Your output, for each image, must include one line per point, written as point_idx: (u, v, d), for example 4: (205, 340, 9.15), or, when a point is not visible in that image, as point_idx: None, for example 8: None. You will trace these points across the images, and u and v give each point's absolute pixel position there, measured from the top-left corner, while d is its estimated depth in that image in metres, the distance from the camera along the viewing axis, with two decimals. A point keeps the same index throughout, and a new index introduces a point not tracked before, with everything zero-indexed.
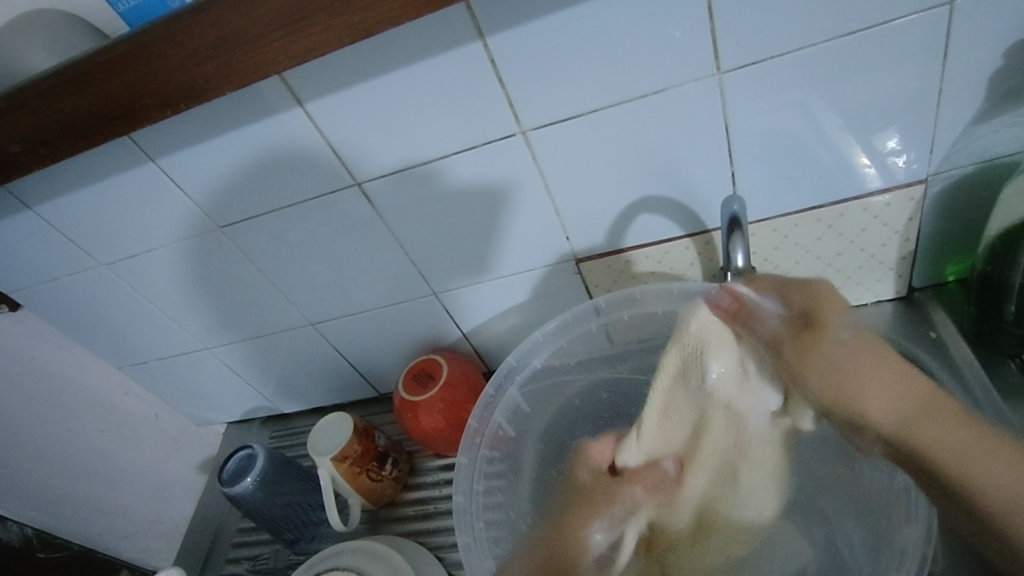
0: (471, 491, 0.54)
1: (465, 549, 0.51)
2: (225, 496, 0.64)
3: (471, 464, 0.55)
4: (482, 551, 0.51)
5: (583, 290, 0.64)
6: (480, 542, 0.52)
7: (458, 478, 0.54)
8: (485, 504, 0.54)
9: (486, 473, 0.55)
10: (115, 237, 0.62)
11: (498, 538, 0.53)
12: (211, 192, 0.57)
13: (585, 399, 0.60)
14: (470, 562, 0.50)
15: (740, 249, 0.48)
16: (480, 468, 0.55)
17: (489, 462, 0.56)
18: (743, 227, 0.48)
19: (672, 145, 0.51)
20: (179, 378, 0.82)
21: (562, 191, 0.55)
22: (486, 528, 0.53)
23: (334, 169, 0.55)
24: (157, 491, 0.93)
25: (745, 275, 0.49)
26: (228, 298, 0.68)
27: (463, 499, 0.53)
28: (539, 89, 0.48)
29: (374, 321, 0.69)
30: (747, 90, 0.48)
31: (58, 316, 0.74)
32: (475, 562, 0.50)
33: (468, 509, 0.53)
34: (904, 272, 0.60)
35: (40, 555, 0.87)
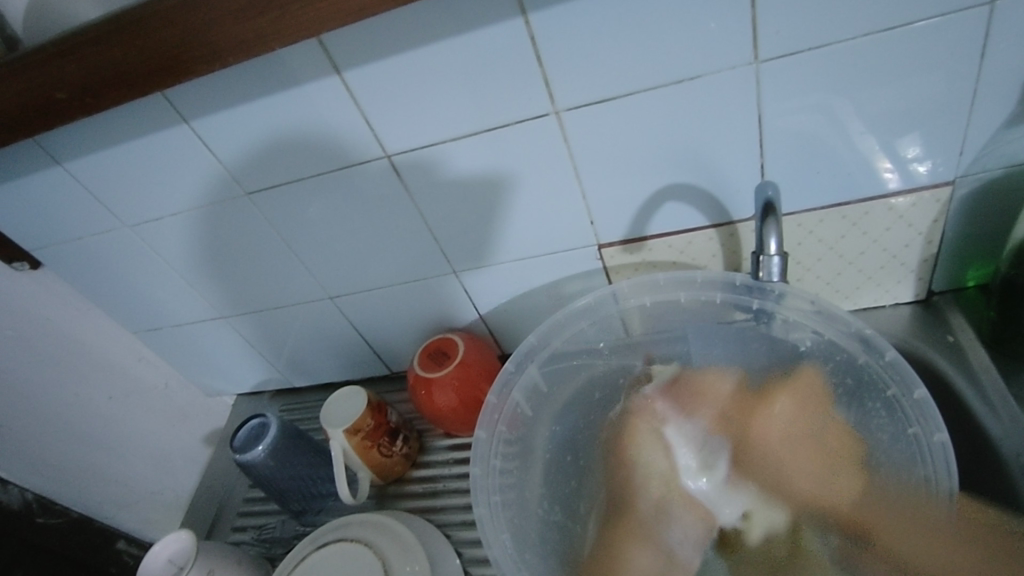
0: (487, 467, 0.55)
1: (479, 520, 0.52)
2: (237, 462, 0.64)
3: (487, 439, 0.56)
4: (499, 526, 0.52)
5: (602, 277, 0.64)
6: (496, 516, 0.53)
7: (474, 455, 0.55)
8: (501, 483, 0.55)
9: (502, 450, 0.56)
10: (141, 199, 0.63)
11: (512, 514, 0.54)
12: (240, 157, 0.57)
13: (604, 390, 0.59)
14: (485, 536, 0.51)
15: (774, 235, 0.48)
16: (496, 446, 0.56)
17: (506, 442, 0.57)
18: (776, 213, 0.48)
19: (704, 133, 0.51)
20: (192, 346, 0.82)
21: (589, 175, 0.55)
22: (503, 505, 0.54)
23: (365, 141, 0.55)
24: (161, 459, 0.94)
25: (776, 258, 0.50)
26: (248, 268, 0.69)
27: (480, 473, 0.54)
28: (575, 70, 0.49)
29: (392, 298, 0.70)
30: (782, 81, 0.48)
31: (78, 277, 0.74)
32: (489, 534, 0.51)
33: (484, 484, 0.54)
34: (925, 274, 0.60)
35: (41, 520, 0.93)
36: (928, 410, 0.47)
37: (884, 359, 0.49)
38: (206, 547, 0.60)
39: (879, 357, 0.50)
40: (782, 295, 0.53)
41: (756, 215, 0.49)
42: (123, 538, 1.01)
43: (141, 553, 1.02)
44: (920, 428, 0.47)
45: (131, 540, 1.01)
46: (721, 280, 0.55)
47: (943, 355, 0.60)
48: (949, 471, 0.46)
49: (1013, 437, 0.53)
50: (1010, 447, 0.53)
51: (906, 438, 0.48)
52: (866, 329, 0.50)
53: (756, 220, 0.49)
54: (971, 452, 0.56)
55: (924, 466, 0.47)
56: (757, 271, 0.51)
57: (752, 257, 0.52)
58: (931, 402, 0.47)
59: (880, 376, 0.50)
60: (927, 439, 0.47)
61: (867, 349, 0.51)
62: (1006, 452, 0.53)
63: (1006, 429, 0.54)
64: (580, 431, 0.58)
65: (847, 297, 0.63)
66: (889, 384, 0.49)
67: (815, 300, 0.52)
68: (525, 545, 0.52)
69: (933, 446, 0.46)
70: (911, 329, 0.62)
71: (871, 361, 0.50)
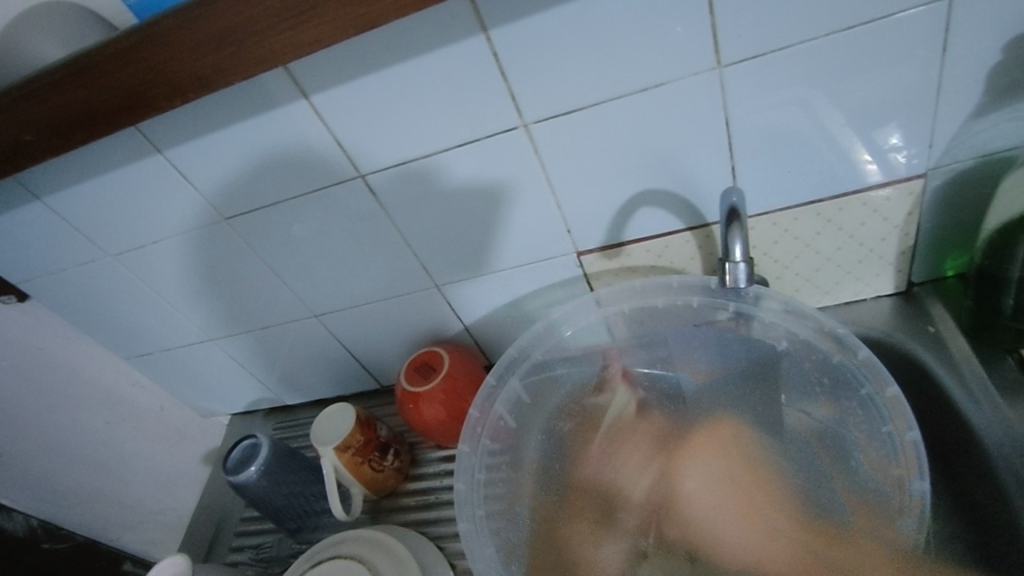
0: (471, 481, 0.56)
1: (465, 538, 0.53)
2: (229, 485, 0.65)
3: (470, 452, 0.57)
4: (483, 540, 0.53)
5: (584, 283, 0.64)
6: (480, 531, 0.54)
7: (458, 469, 0.56)
8: (487, 495, 0.56)
9: (487, 462, 0.57)
10: (122, 229, 0.63)
11: (499, 527, 0.54)
12: (216, 184, 0.58)
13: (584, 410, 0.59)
14: (470, 551, 0.52)
15: (739, 240, 0.48)
16: (481, 458, 0.57)
17: (491, 453, 0.57)
18: (742, 219, 0.48)
19: (672, 138, 0.52)
20: (184, 369, 0.82)
21: (562, 184, 0.56)
22: (488, 518, 0.54)
23: (339, 162, 0.55)
24: (160, 481, 0.95)
25: (742, 264, 0.50)
26: (232, 290, 0.69)
27: (464, 488, 0.55)
28: (540, 83, 0.49)
29: (376, 313, 0.70)
30: (747, 85, 0.49)
31: (66, 307, 0.75)
32: (474, 551, 0.52)
33: (468, 497, 0.55)
34: (904, 266, 0.60)
35: (46, 545, 0.95)
36: (900, 407, 0.48)
37: (857, 358, 0.50)
38: (200, 571, 0.61)
39: (853, 356, 0.51)
40: (758, 296, 0.55)
41: (721, 221, 0.49)
42: (129, 560, 1.02)
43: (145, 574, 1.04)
44: (893, 426, 0.48)
45: (137, 561, 1.02)
46: (699, 283, 0.57)
47: (924, 345, 0.60)
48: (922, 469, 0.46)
49: (996, 429, 0.53)
50: (993, 437, 0.53)
51: (882, 436, 0.49)
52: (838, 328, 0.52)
53: (722, 226, 0.49)
54: (954, 445, 0.56)
55: (898, 466, 0.48)
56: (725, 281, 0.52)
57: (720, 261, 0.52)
58: (903, 399, 0.48)
59: (855, 375, 0.51)
60: (899, 437, 0.48)
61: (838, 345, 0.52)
62: (987, 443, 0.53)
63: (987, 419, 0.54)
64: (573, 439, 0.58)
65: (828, 292, 0.63)
66: (863, 382, 0.50)
67: (789, 301, 0.54)
68: (514, 559, 0.53)
69: (904, 444, 0.47)
70: (892, 321, 0.62)
71: (846, 360, 0.51)
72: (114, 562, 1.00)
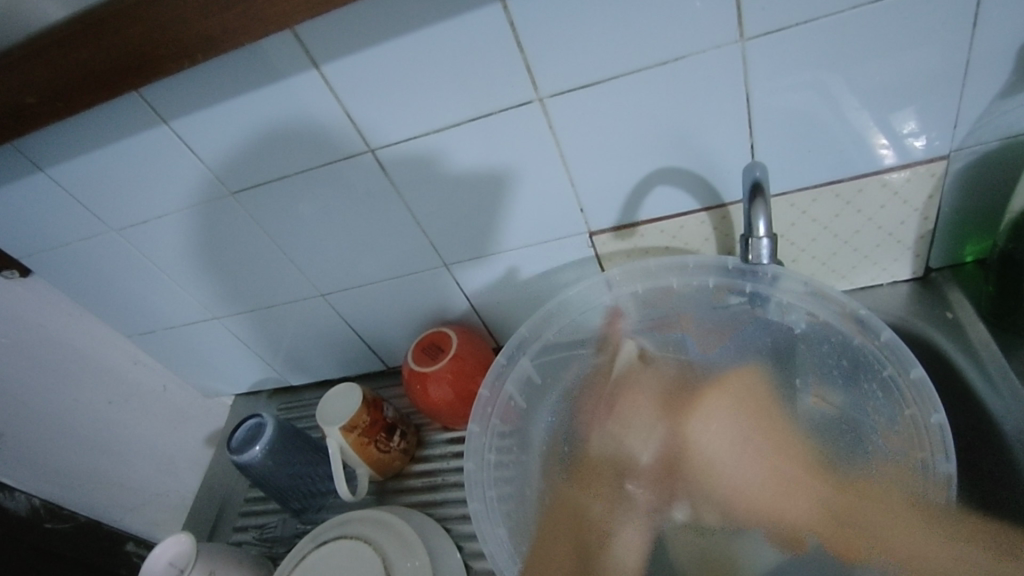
0: (482, 462, 0.55)
1: (474, 517, 0.53)
2: (234, 464, 0.64)
3: (481, 432, 0.56)
4: (494, 521, 0.53)
5: (595, 264, 0.63)
6: (491, 511, 0.53)
7: (469, 447, 0.55)
8: (497, 476, 0.56)
9: (496, 443, 0.57)
10: (125, 202, 0.62)
11: (508, 510, 0.54)
12: (223, 157, 0.57)
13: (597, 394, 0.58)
14: (481, 531, 0.52)
15: (763, 217, 0.47)
16: (491, 439, 0.56)
17: (500, 434, 0.57)
18: (765, 193, 0.47)
19: (691, 114, 0.50)
20: (188, 348, 0.82)
21: (576, 161, 0.54)
22: (498, 499, 0.54)
23: (348, 135, 0.54)
24: (163, 460, 0.94)
25: (766, 240, 0.49)
26: (238, 267, 0.68)
27: (475, 468, 0.55)
28: (557, 54, 0.47)
29: (383, 293, 0.69)
30: (769, 59, 0.47)
31: (69, 282, 0.74)
32: (484, 530, 0.52)
33: (479, 478, 0.55)
34: (922, 251, 0.59)
35: (47, 525, 0.93)
36: (924, 391, 0.47)
37: (880, 339, 0.49)
38: (204, 549, 0.60)
39: (875, 337, 0.50)
40: (776, 278, 0.53)
41: (744, 196, 0.48)
42: (132, 540, 1.01)
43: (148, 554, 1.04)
44: (917, 409, 0.47)
45: (139, 542, 1.01)
46: (714, 263, 0.56)
47: (942, 331, 0.59)
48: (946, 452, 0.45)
49: (1014, 415, 0.53)
50: (1012, 425, 0.53)
51: (903, 418, 0.48)
52: (861, 309, 0.50)
53: (744, 202, 0.48)
54: (971, 430, 0.56)
55: (919, 450, 0.47)
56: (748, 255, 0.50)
57: (742, 239, 0.51)
58: (927, 382, 0.47)
59: (874, 356, 0.50)
60: (922, 421, 0.47)
61: (861, 328, 0.51)
62: (1008, 430, 0.53)
63: (1010, 409, 0.53)
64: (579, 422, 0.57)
65: (843, 277, 0.62)
66: (885, 364, 0.49)
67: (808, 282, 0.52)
68: (523, 539, 0.53)
69: (928, 429, 0.46)
70: (909, 307, 0.61)
71: (866, 341, 0.50)
72: (116, 542, 0.99)
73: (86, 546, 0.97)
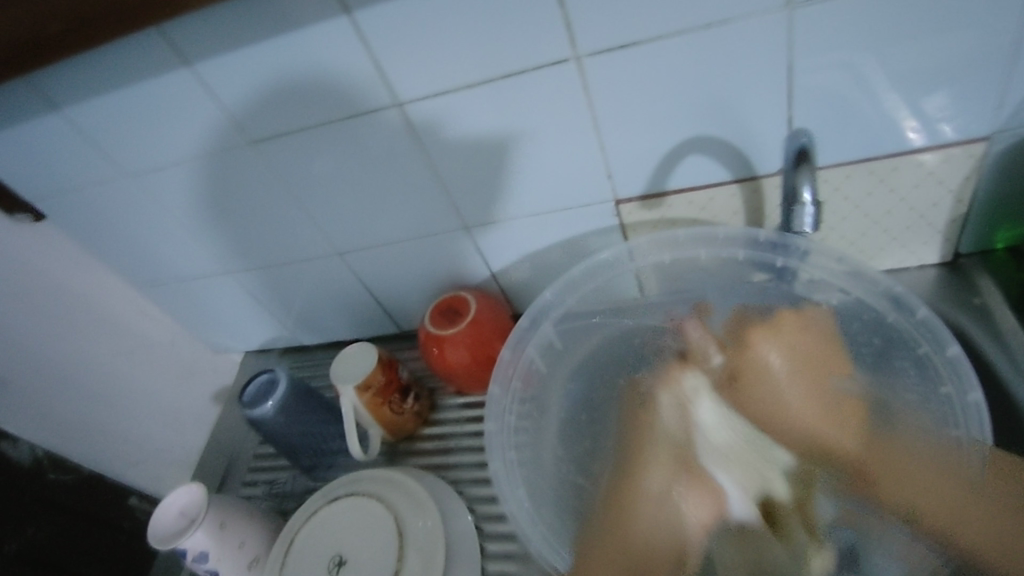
0: (503, 424, 0.55)
1: (496, 477, 0.52)
2: (247, 418, 0.64)
3: (502, 395, 0.56)
4: (514, 482, 0.53)
5: (620, 234, 0.62)
6: (511, 473, 0.53)
7: (490, 408, 0.55)
8: (517, 439, 0.55)
9: (517, 406, 0.56)
10: (143, 148, 0.61)
11: (527, 473, 0.54)
12: (246, 105, 0.55)
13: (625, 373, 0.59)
14: (501, 491, 0.51)
15: (807, 182, 0.45)
16: (512, 401, 0.56)
17: (521, 398, 0.57)
18: (811, 159, 0.46)
19: (732, 81, 0.49)
20: (199, 302, 0.81)
21: (609, 126, 0.53)
22: (518, 462, 0.54)
23: (376, 87, 0.53)
24: (171, 414, 0.94)
25: (812, 208, 0.46)
26: (255, 221, 0.67)
27: (495, 428, 0.55)
28: (599, 10, 0.46)
29: (402, 254, 0.68)
30: (818, 26, 0.45)
31: (82, 228, 0.73)
32: (506, 491, 0.52)
33: (500, 440, 0.54)
34: (952, 234, 0.58)
35: (51, 476, 0.91)
36: (960, 369, 0.47)
37: (915, 317, 0.49)
38: (216, 500, 0.60)
39: (910, 315, 0.50)
40: (806, 252, 0.53)
41: (789, 163, 0.46)
42: (135, 495, 1.00)
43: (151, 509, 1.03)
44: (952, 387, 0.47)
45: (142, 497, 1.01)
46: (742, 237, 0.55)
47: (972, 318, 0.59)
48: (983, 431, 0.45)
49: None
50: None
51: (937, 397, 0.48)
52: (895, 287, 0.50)
53: (789, 169, 0.47)
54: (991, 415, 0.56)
55: (955, 429, 0.47)
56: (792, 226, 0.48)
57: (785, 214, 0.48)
58: (964, 360, 0.46)
59: (910, 334, 0.50)
60: (960, 398, 0.47)
61: (896, 307, 0.51)
62: None
63: None
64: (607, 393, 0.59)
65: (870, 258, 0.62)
66: (920, 342, 0.49)
67: (842, 257, 0.52)
68: (542, 501, 0.53)
69: (967, 405, 0.46)
70: (935, 291, 0.60)
71: (900, 319, 0.50)
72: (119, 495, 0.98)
73: (87, 499, 0.95)
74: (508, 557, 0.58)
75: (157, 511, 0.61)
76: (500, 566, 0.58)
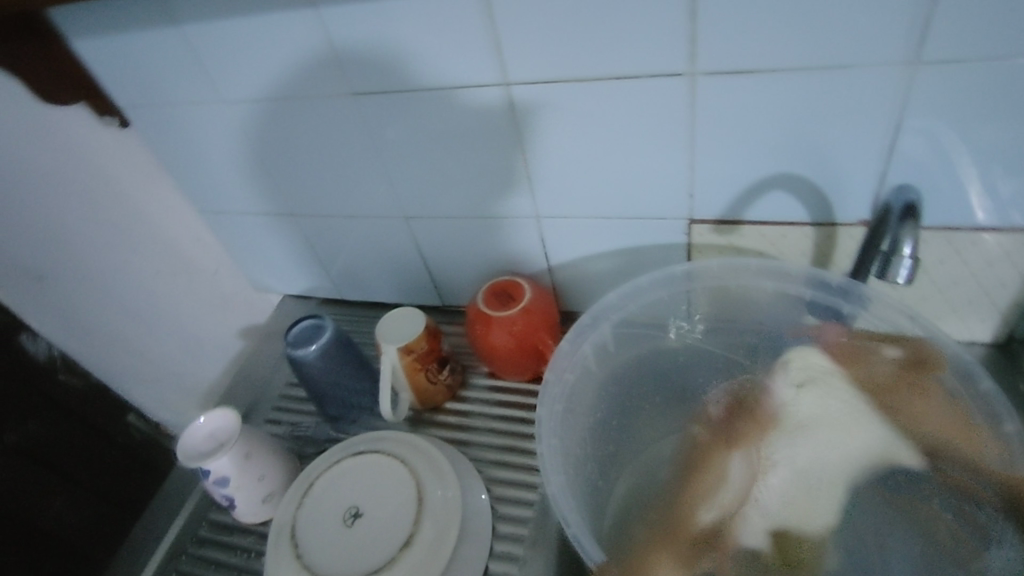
0: (552, 410, 0.57)
1: (541, 456, 0.53)
2: (288, 357, 0.66)
3: (555, 381, 0.58)
4: (556, 466, 0.53)
5: (684, 252, 0.64)
6: (554, 457, 0.54)
7: (544, 391, 0.57)
8: (562, 426, 0.57)
9: (566, 396, 0.58)
10: (240, 79, 0.62)
11: (568, 462, 0.55)
12: (354, 57, 0.56)
13: (659, 394, 0.63)
14: (545, 471, 0.52)
15: (910, 237, 0.45)
16: (562, 390, 0.58)
17: (571, 389, 0.59)
18: (915, 220, 0.46)
19: (836, 127, 0.50)
20: (252, 238, 0.82)
21: (703, 147, 0.54)
22: (561, 450, 0.55)
23: (487, 64, 0.53)
24: (199, 340, 0.97)
25: (909, 262, 0.44)
26: (331, 170, 0.68)
27: (545, 412, 0.56)
28: (725, 33, 0.46)
29: (465, 230, 0.69)
30: (936, 91, 0.46)
31: (159, 144, 0.74)
32: (550, 472, 0.52)
33: (547, 424, 0.56)
34: (1011, 317, 0.59)
35: (62, 377, 0.98)
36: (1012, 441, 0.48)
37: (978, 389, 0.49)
38: (246, 430, 0.62)
39: (974, 386, 0.50)
40: (867, 301, 0.54)
41: (892, 218, 0.47)
42: (133, 412, 1.09)
43: (145, 428, 1.11)
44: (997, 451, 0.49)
45: (139, 416, 1.09)
46: (810, 277, 0.57)
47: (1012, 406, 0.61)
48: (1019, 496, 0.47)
49: None
50: None
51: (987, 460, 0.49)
52: (965, 357, 0.50)
53: (890, 225, 0.47)
54: None
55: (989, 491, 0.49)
56: (883, 278, 0.45)
57: (876, 269, 0.47)
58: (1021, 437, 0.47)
59: (967, 401, 0.50)
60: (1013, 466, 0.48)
61: (961, 376, 0.51)
62: None
63: None
64: (644, 404, 0.62)
65: None
66: (976, 411, 0.50)
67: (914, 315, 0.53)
68: (577, 492, 0.54)
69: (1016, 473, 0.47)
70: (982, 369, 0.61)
71: (961, 387, 0.51)
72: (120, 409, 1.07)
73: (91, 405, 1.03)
74: (518, 540, 0.59)
75: (187, 432, 0.62)
76: (507, 548, 0.59)
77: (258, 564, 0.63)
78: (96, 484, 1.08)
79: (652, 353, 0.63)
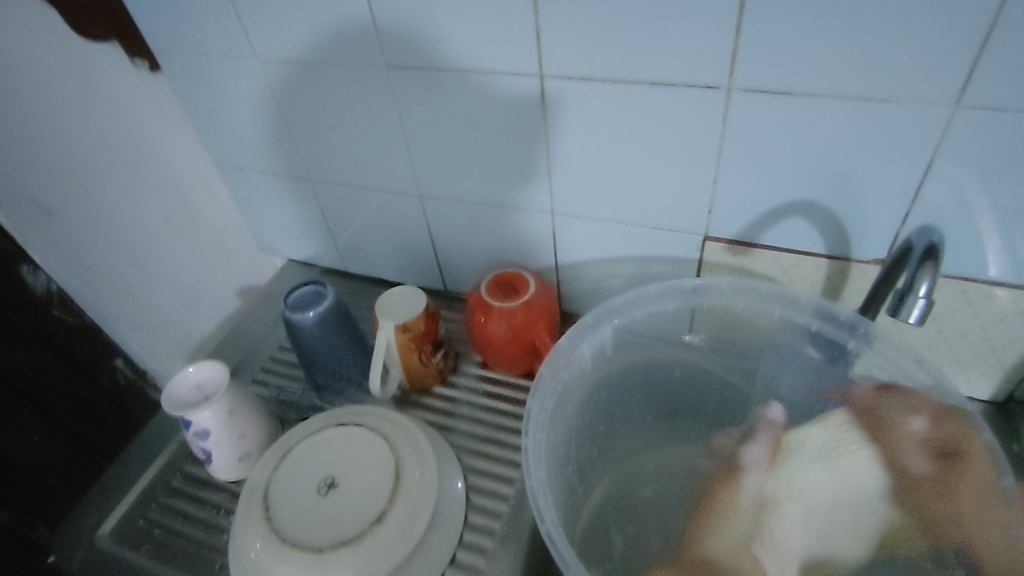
0: (542, 406, 0.55)
1: (525, 448, 0.52)
2: (284, 319, 0.65)
3: (549, 377, 0.57)
4: (539, 462, 0.52)
5: (693, 268, 0.63)
6: (538, 453, 0.53)
7: (537, 387, 0.56)
8: (550, 423, 0.56)
9: (558, 394, 0.57)
10: (276, 37, 0.61)
11: (550, 462, 0.54)
12: (394, 28, 0.56)
13: (647, 398, 0.64)
14: (527, 466, 0.51)
15: (928, 276, 0.43)
16: (555, 388, 0.57)
17: (563, 389, 0.58)
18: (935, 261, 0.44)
19: (867, 160, 0.49)
20: (266, 199, 0.82)
21: (729, 164, 0.54)
22: (546, 447, 0.54)
23: (526, 52, 0.53)
24: (198, 293, 0.96)
25: (923, 303, 0.43)
26: (353, 139, 0.68)
27: (536, 406, 0.55)
28: (769, 51, 0.46)
29: (478, 217, 0.69)
30: (973, 137, 0.45)
31: (185, 92, 0.74)
32: (532, 466, 0.51)
33: (537, 419, 0.54)
34: (1013, 376, 0.58)
35: (54, 312, 0.96)
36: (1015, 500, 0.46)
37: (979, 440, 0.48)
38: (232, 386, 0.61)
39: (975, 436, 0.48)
40: (873, 337, 0.53)
41: (913, 257, 0.45)
42: (121, 357, 1.09)
43: (131, 375, 1.11)
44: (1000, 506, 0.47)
45: (127, 361, 1.09)
46: (818, 309, 0.56)
47: None
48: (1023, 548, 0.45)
49: None
50: None
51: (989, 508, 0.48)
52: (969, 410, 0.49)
53: (911, 263, 0.45)
54: None
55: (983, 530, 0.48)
56: (897, 315, 0.44)
57: (890, 306, 0.45)
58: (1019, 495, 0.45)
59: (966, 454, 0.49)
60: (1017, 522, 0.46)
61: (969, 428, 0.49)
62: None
63: None
64: (634, 410, 0.64)
65: None
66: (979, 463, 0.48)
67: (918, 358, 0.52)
68: (553, 492, 0.53)
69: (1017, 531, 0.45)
70: None
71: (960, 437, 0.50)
72: (108, 353, 1.06)
73: (77, 342, 1.01)
74: (489, 533, 0.58)
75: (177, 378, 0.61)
76: (477, 539, 0.58)
77: (226, 522, 0.62)
78: (71, 424, 1.07)
79: (649, 363, 0.63)
